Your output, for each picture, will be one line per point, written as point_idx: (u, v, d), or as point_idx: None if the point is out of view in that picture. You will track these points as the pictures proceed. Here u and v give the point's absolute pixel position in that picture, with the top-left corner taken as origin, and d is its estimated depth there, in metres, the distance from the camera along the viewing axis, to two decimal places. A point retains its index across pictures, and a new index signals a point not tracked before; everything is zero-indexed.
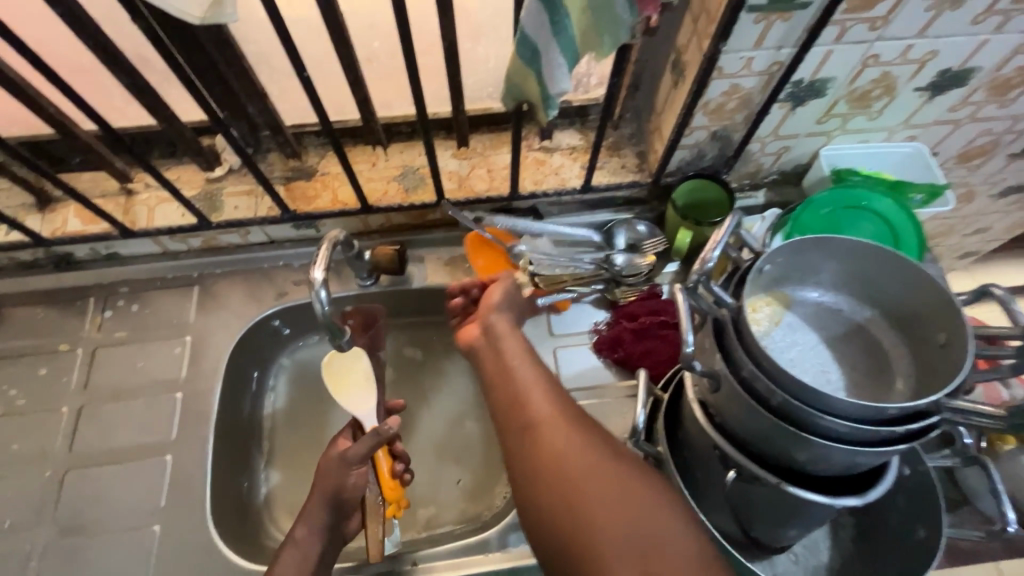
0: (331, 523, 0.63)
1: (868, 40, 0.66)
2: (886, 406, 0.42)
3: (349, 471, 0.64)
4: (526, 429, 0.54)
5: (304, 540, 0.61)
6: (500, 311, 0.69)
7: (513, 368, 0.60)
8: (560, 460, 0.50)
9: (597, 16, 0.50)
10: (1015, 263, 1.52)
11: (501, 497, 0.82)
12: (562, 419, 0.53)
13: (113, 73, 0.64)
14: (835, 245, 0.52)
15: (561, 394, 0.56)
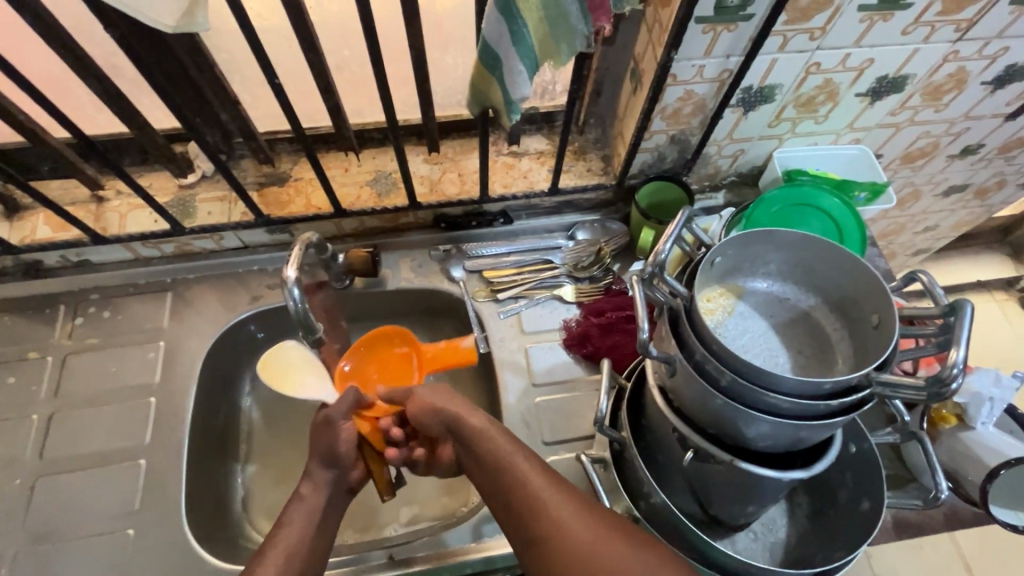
0: (332, 480, 0.64)
1: (809, 49, 0.70)
2: (822, 381, 0.46)
3: (335, 430, 0.65)
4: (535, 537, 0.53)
5: (309, 495, 0.63)
6: (459, 403, 0.65)
7: (509, 467, 0.58)
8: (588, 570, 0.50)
9: (552, 26, 0.53)
10: (963, 259, 1.61)
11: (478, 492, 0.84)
12: (575, 521, 0.53)
13: (84, 80, 0.65)
14: (778, 238, 0.56)
15: (563, 489, 0.56)
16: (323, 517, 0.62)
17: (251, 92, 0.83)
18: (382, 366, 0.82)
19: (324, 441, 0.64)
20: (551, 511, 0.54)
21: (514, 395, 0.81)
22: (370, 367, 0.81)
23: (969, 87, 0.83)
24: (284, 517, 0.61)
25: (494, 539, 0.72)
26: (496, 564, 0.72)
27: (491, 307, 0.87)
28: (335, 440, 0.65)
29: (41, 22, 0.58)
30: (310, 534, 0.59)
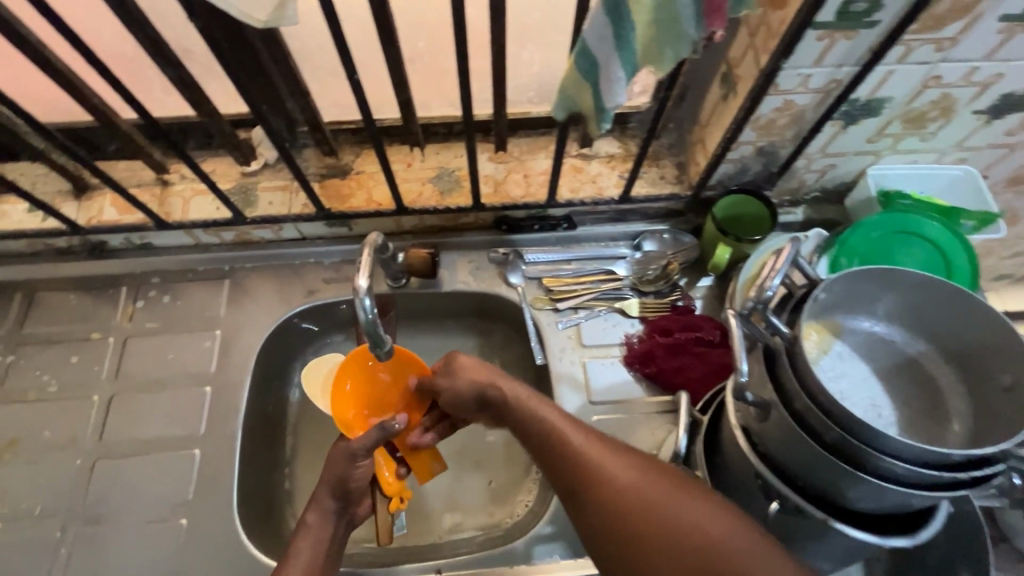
0: (338, 510, 0.62)
1: (932, 61, 0.63)
2: (950, 452, 0.40)
3: (355, 464, 0.62)
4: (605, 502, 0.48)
5: (314, 524, 0.60)
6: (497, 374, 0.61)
7: (563, 433, 0.53)
8: (679, 528, 0.45)
9: (660, 31, 0.48)
10: None
11: (524, 505, 0.82)
12: (651, 481, 0.48)
13: (159, 65, 0.63)
14: (895, 277, 0.51)
15: (626, 450, 0.51)
16: (331, 547, 0.60)
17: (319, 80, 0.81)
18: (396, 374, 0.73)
19: (337, 471, 0.62)
20: (736, 561, 0.43)
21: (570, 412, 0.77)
22: (376, 370, 0.73)
23: None
24: (292, 549, 0.59)
25: (543, 562, 0.70)
26: None
27: (550, 317, 0.84)
28: (349, 471, 0.62)
29: (122, 5, 0.56)
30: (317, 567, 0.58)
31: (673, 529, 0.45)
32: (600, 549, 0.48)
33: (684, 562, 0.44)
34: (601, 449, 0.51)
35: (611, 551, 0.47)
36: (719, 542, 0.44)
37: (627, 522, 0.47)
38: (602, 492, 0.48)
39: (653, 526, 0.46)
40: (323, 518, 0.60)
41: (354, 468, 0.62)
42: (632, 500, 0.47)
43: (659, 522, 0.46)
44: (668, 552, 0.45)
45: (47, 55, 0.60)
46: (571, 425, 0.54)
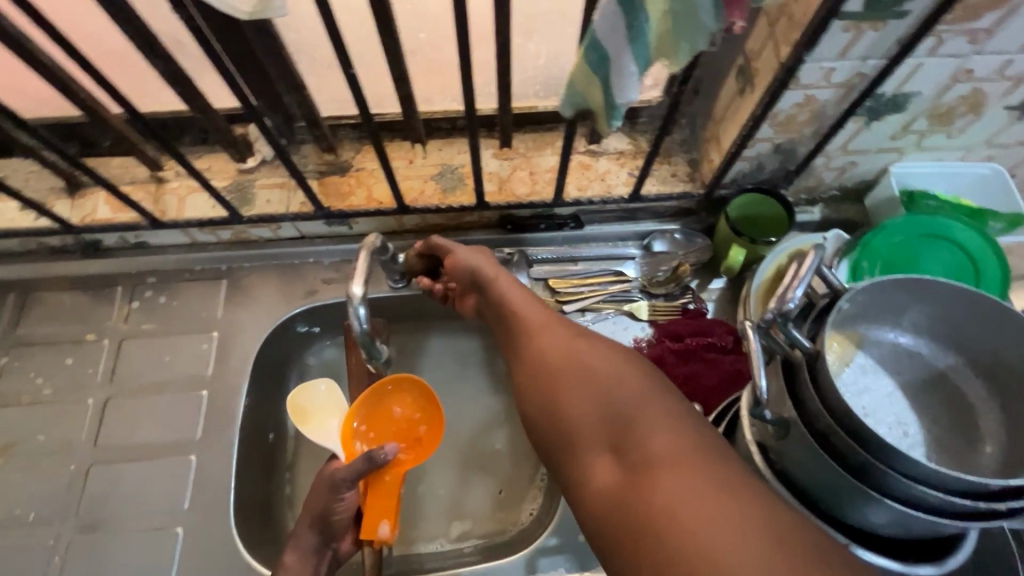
0: (317, 545, 0.65)
1: (964, 54, 0.59)
2: (990, 481, 0.38)
3: (336, 497, 0.65)
4: (539, 353, 0.55)
5: (294, 566, 0.63)
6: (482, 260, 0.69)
7: (521, 310, 0.62)
8: (596, 376, 0.51)
9: (675, 22, 0.45)
10: None
11: (528, 513, 0.80)
12: (587, 344, 0.54)
13: (148, 60, 0.60)
14: (926, 287, 0.47)
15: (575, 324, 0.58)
16: None
17: (317, 74, 0.78)
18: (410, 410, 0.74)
19: (319, 505, 0.65)
20: (634, 401, 0.47)
21: None
22: (393, 403, 0.74)
23: None
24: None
25: (547, 575, 0.68)
26: None
27: None
28: (332, 503, 0.65)
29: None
30: None
31: (591, 379, 0.50)
32: (528, 394, 0.54)
33: (590, 398, 0.50)
34: (550, 318, 0.60)
35: (537, 393, 0.53)
36: (628, 395, 0.48)
37: (552, 367, 0.53)
38: (539, 343, 0.57)
39: (573, 373, 0.52)
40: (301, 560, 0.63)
41: (336, 499, 0.65)
42: (560, 350, 0.55)
43: (579, 371, 0.52)
44: (581, 392, 0.50)
45: (32, 49, 0.58)
46: (532, 299, 0.63)
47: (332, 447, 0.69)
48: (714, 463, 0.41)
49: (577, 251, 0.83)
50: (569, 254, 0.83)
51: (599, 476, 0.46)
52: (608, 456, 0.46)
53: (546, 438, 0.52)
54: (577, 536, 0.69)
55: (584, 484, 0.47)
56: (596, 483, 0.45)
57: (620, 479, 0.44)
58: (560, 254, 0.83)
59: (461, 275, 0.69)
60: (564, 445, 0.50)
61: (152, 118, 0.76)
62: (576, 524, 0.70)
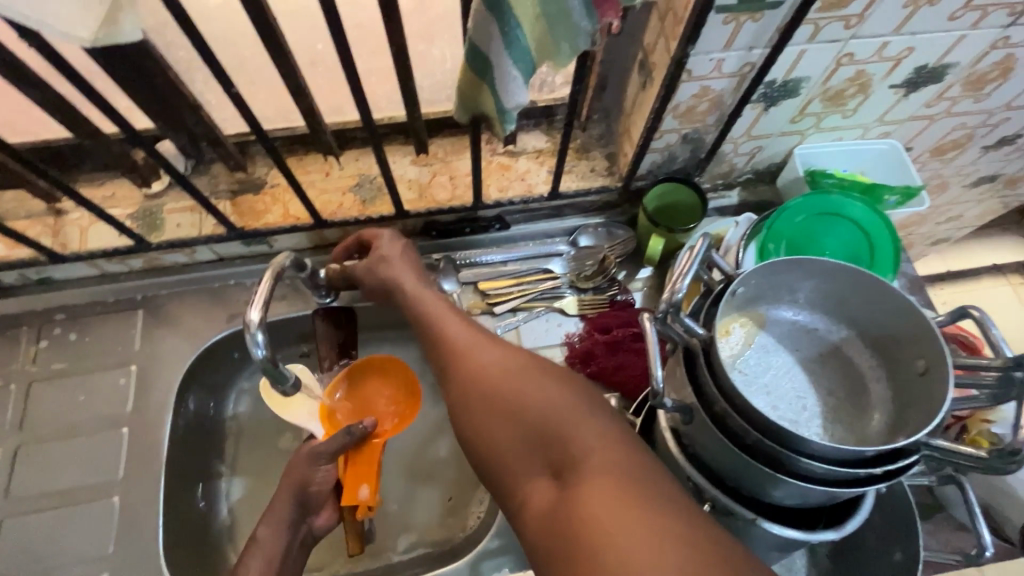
0: (295, 519, 0.64)
1: (843, 38, 0.62)
2: (865, 448, 0.40)
3: (317, 465, 0.66)
4: (466, 380, 0.54)
5: (266, 539, 0.62)
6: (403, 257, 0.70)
7: (447, 330, 0.60)
8: (522, 400, 0.50)
9: (552, 25, 0.45)
10: (974, 248, 1.66)
11: (476, 516, 0.80)
12: (511, 365, 0.54)
13: (20, 88, 0.57)
14: (811, 265, 0.50)
15: (498, 342, 0.57)
16: (284, 563, 0.61)
17: None
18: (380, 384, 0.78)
19: (299, 474, 0.65)
20: (561, 420, 0.48)
21: None
22: (363, 379, 0.77)
23: (1015, 76, 0.75)
24: (243, 562, 0.60)
25: None
26: None
27: (487, 321, 0.81)
28: (312, 474, 0.66)
29: None
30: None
31: (521, 403, 0.50)
32: (461, 423, 0.53)
33: (518, 423, 0.49)
34: (475, 338, 0.58)
35: (469, 421, 0.53)
36: (555, 415, 0.48)
37: (479, 395, 0.53)
38: (463, 368, 0.55)
39: (502, 397, 0.51)
40: (275, 532, 0.62)
41: (315, 470, 0.66)
42: (487, 374, 0.54)
43: (506, 395, 0.51)
44: (510, 420, 0.50)
45: None
46: (456, 315, 0.62)
47: (311, 427, 0.71)
48: (641, 480, 0.42)
49: (504, 253, 0.83)
50: (496, 256, 0.83)
51: (537, 502, 0.46)
52: (545, 482, 0.46)
53: (485, 466, 0.52)
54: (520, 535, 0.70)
55: (526, 510, 0.47)
56: (535, 505, 0.46)
57: (557, 503, 0.44)
58: (487, 257, 0.83)
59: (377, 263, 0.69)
60: (502, 472, 0.50)
61: (44, 148, 0.72)
62: None
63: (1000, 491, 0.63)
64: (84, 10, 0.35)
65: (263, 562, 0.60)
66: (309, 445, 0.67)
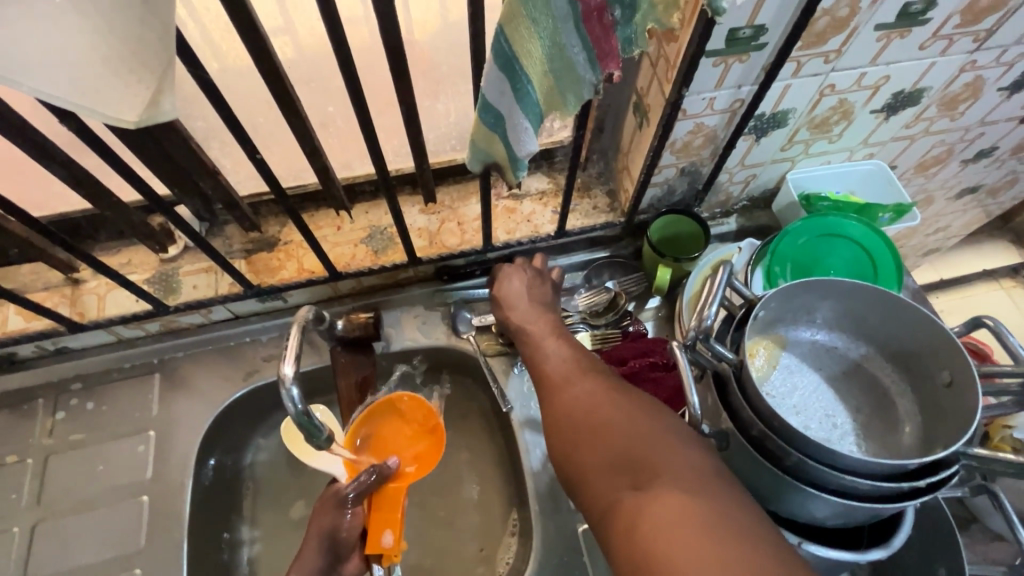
0: (323, 566, 0.63)
1: (824, 72, 0.66)
2: (905, 462, 0.40)
3: (343, 511, 0.66)
4: (558, 403, 0.56)
5: None
6: (522, 297, 0.72)
7: (546, 359, 0.63)
8: (611, 422, 0.51)
9: (558, 80, 0.48)
10: (959, 258, 1.71)
11: (505, 562, 0.78)
12: (603, 392, 0.55)
13: (46, 166, 0.59)
14: (826, 286, 0.51)
15: (593, 372, 0.59)
16: None
17: None
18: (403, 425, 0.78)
19: (326, 519, 0.66)
20: (646, 440, 0.47)
21: (537, 459, 0.76)
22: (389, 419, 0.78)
23: (985, 95, 0.79)
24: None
25: None
26: None
27: (503, 362, 0.82)
28: (338, 520, 0.66)
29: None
30: None
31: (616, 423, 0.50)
32: (552, 443, 0.54)
33: (605, 439, 0.49)
34: (573, 371, 0.60)
35: (562, 435, 0.53)
36: (642, 435, 0.48)
37: (569, 415, 0.54)
38: (557, 393, 0.58)
39: (594, 417, 0.52)
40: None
41: (341, 516, 0.66)
42: (579, 398, 0.55)
43: (595, 417, 0.52)
44: (595, 437, 0.50)
45: None
46: (560, 348, 0.64)
47: (333, 470, 0.71)
48: (722, 507, 0.40)
49: None
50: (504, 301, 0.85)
51: (615, 510, 0.44)
52: (623, 494, 0.45)
53: (570, 484, 0.51)
54: None
55: (604, 526, 0.45)
56: (613, 517, 0.44)
57: (635, 510, 0.42)
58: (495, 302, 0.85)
59: (510, 293, 0.72)
60: (584, 488, 0.49)
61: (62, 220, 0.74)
62: (551, 568, 0.70)
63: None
64: (131, 96, 0.37)
65: None
66: (333, 489, 0.68)
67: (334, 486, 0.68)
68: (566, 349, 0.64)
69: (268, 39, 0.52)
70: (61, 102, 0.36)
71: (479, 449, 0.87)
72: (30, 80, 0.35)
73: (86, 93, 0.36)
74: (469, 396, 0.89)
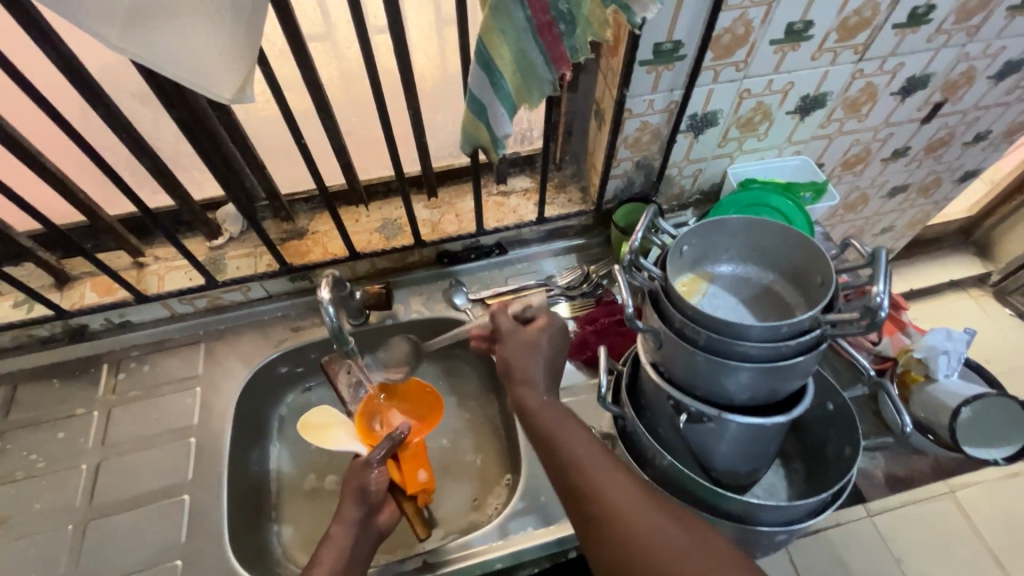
0: (361, 518, 0.71)
1: (738, 78, 0.85)
2: (779, 325, 0.54)
3: (370, 469, 0.75)
4: (611, 534, 0.53)
5: (337, 534, 0.69)
6: (541, 347, 0.70)
7: (579, 470, 0.58)
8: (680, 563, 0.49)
9: (524, 76, 0.66)
10: (917, 264, 1.88)
11: (493, 506, 0.89)
12: (658, 522, 0.52)
13: (138, 157, 0.76)
14: (730, 226, 0.67)
15: (635, 488, 0.56)
16: (355, 555, 0.68)
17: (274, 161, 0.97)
18: (400, 399, 0.91)
19: (357, 480, 0.74)
20: None
21: None
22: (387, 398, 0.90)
23: (881, 98, 0.98)
24: (319, 555, 0.66)
25: (519, 535, 0.77)
26: (523, 558, 0.77)
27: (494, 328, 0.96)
28: (366, 478, 0.74)
29: (111, 113, 0.70)
30: (341, 568, 0.65)
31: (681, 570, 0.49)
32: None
33: None
34: (615, 484, 0.56)
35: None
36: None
37: (629, 555, 0.51)
38: (606, 522, 0.54)
39: (659, 558, 0.50)
40: (345, 527, 0.69)
41: (369, 474, 0.75)
42: (635, 531, 0.52)
43: (661, 559, 0.50)
44: None
45: (44, 160, 0.73)
46: (588, 448, 0.59)
47: (355, 446, 0.81)
48: None
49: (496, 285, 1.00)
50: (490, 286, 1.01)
51: None
52: None
53: None
54: (539, 497, 0.80)
55: None
56: None
57: None
58: (483, 286, 1.01)
59: (525, 342, 0.70)
60: None
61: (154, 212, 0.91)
62: (538, 488, 0.81)
63: (932, 411, 0.76)
64: (231, 78, 0.54)
65: (336, 553, 0.67)
66: (358, 456, 0.77)
67: (358, 458, 0.77)
68: (595, 449, 0.59)
69: (312, 56, 0.71)
70: (178, 79, 0.52)
71: (477, 410, 1.00)
72: (168, 66, 0.51)
73: (201, 78, 0.53)
74: (467, 364, 1.03)
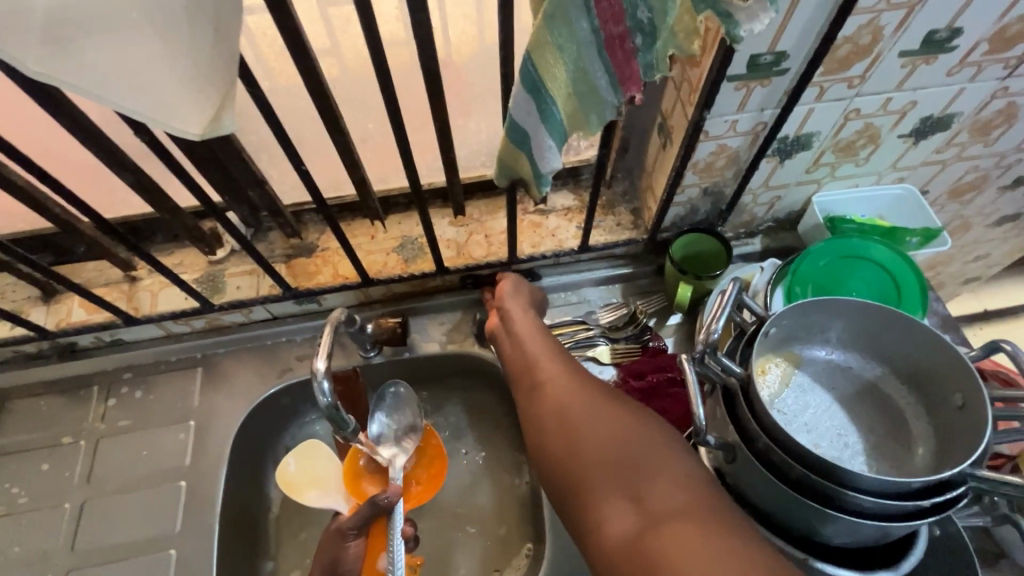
0: None
1: (847, 96, 0.67)
2: (910, 480, 0.41)
3: (346, 543, 0.67)
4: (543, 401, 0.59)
5: None
6: (513, 297, 0.74)
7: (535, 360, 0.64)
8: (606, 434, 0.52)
9: (582, 100, 0.51)
10: None
11: None
12: (598, 401, 0.56)
13: (116, 172, 0.65)
14: (838, 304, 0.52)
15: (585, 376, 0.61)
16: None
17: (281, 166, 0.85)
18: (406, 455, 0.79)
19: (330, 553, 0.67)
20: (639, 453, 0.49)
21: None
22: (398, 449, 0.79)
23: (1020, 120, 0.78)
24: None
25: None
26: None
27: None
28: (342, 551, 0.67)
29: (78, 124, 0.58)
30: None
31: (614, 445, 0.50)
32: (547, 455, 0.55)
33: (607, 457, 0.50)
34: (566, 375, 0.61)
35: (550, 438, 0.55)
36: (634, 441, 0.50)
37: (566, 428, 0.54)
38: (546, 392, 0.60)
39: (595, 436, 0.52)
40: None
41: (343, 547, 0.67)
42: (571, 407, 0.56)
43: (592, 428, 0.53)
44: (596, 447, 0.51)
45: (9, 173, 0.62)
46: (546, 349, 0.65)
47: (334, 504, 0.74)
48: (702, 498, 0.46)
49: None
50: None
51: (602, 529, 0.46)
52: (622, 505, 0.46)
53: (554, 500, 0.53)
54: None
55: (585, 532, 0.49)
56: (609, 530, 0.46)
57: (637, 536, 0.43)
58: None
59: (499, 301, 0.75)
60: (573, 509, 0.50)
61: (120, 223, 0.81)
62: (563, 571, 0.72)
63: None
64: (197, 110, 0.40)
65: None
66: (336, 521, 0.69)
67: (336, 520, 0.70)
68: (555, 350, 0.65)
69: (317, 60, 0.58)
70: (123, 110, 0.38)
71: (497, 457, 0.88)
72: (117, 100, 0.38)
73: (159, 110, 0.39)
74: (489, 408, 0.90)
